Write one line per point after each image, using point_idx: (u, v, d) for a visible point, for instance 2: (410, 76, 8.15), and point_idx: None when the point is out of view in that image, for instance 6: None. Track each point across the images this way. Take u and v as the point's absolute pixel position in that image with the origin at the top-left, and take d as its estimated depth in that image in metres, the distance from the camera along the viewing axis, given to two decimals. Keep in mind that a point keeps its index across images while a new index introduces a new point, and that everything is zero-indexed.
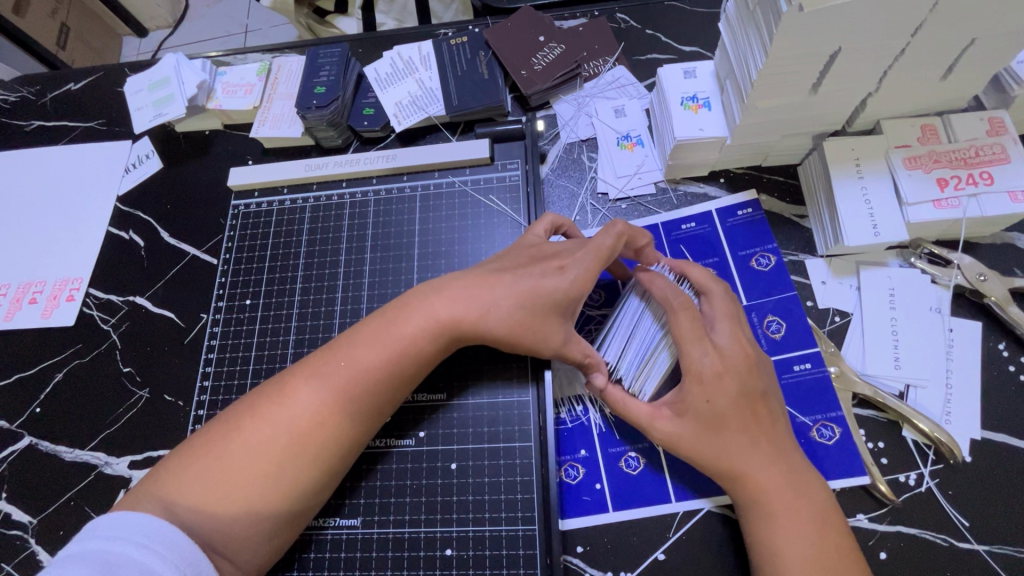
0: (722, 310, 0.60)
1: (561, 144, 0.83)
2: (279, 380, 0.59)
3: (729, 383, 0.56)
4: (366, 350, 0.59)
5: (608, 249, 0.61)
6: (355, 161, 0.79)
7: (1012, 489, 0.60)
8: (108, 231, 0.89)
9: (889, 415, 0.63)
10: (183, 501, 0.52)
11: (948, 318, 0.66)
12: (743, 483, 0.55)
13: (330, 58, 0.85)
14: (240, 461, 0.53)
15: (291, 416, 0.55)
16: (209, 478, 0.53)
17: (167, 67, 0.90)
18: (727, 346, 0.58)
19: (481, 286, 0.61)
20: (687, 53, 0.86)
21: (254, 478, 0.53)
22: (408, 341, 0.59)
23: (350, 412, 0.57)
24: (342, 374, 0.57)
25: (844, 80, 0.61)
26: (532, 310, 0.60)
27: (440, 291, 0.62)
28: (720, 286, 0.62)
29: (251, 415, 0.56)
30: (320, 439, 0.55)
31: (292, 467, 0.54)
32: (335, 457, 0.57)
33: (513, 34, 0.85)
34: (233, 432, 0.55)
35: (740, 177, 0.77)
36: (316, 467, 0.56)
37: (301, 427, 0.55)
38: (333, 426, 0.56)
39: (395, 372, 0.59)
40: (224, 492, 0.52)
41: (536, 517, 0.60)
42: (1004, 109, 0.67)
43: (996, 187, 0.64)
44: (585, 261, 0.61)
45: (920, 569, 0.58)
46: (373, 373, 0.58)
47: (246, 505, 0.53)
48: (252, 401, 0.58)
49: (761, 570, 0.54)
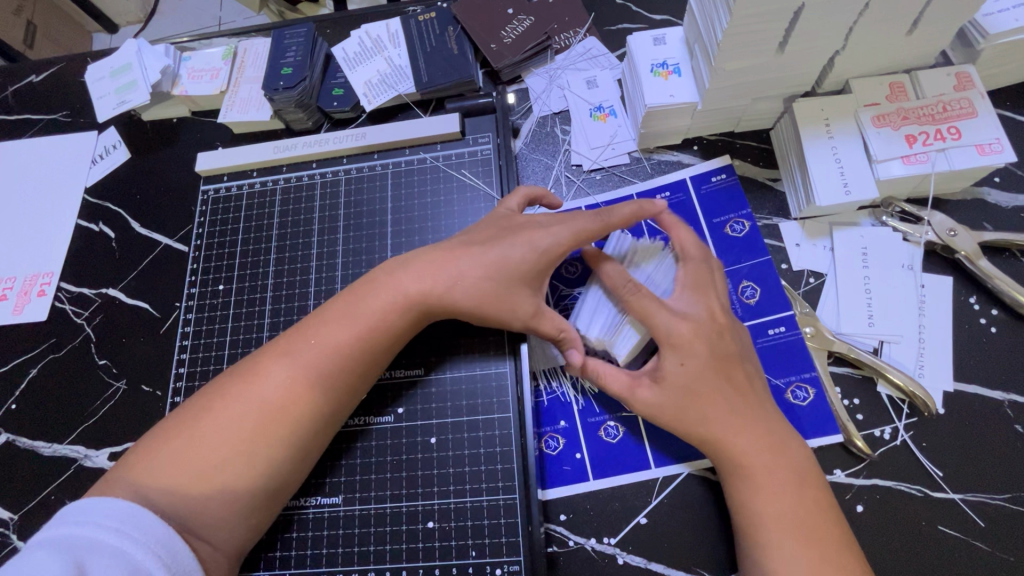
0: (691, 279, 0.60)
1: (534, 118, 0.82)
2: (249, 362, 0.58)
3: (697, 342, 0.57)
4: (338, 328, 0.58)
5: (581, 220, 0.61)
6: (325, 140, 0.77)
7: (984, 438, 0.61)
8: (77, 224, 0.88)
9: (864, 372, 0.64)
10: (152, 483, 0.51)
11: (920, 275, 0.66)
12: (724, 444, 0.55)
13: (296, 38, 0.83)
14: (211, 442, 0.53)
15: (262, 396, 0.55)
16: (180, 459, 0.53)
17: (129, 54, 0.88)
18: (692, 311, 0.58)
19: (453, 261, 0.61)
20: (657, 21, 0.85)
21: (226, 457, 0.53)
22: (377, 316, 0.59)
23: (324, 389, 0.57)
24: (312, 353, 0.57)
25: (810, 38, 0.61)
26: (504, 281, 0.59)
27: (412, 266, 0.62)
28: (699, 253, 0.62)
29: (220, 397, 0.56)
30: (294, 417, 0.55)
31: (266, 444, 0.54)
32: (308, 436, 0.56)
33: (481, 8, 0.84)
34: (203, 414, 0.55)
35: (713, 143, 0.77)
36: (290, 447, 0.55)
37: (273, 405, 0.55)
38: (305, 403, 0.56)
39: (368, 349, 0.59)
40: (195, 473, 0.52)
41: (517, 485, 0.60)
42: (971, 64, 0.67)
43: (964, 141, 0.64)
44: (556, 230, 0.61)
45: (895, 520, 0.59)
46: (345, 350, 0.58)
47: (220, 485, 0.53)
48: (221, 383, 0.57)
49: (741, 527, 0.55)
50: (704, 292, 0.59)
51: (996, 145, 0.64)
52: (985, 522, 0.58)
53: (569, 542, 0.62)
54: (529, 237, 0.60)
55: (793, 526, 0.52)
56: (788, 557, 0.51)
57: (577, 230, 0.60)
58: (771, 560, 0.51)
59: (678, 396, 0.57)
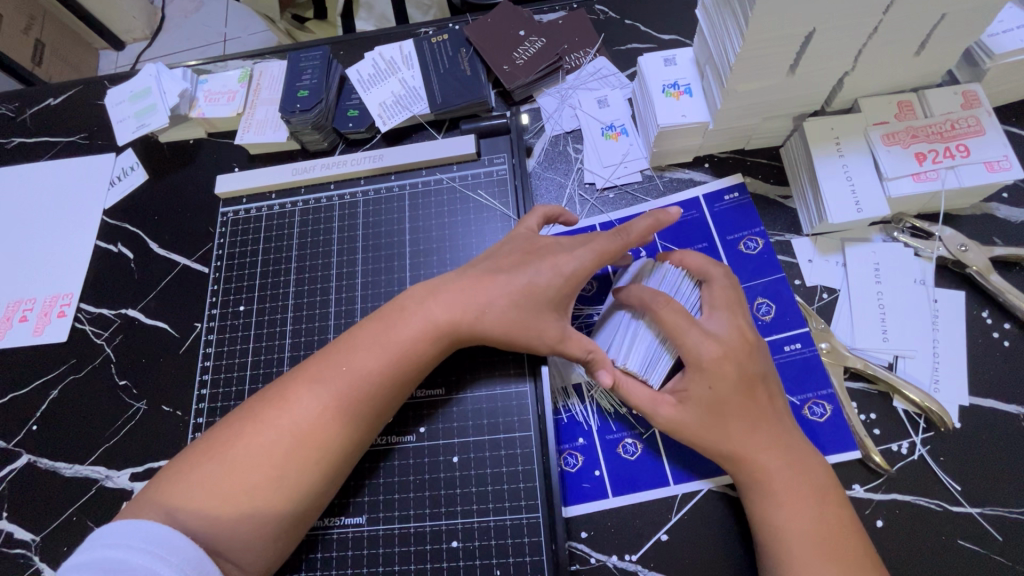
0: (722, 299, 0.61)
1: (547, 137, 0.83)
2: (279, 386, 0.60)
3: (729, 365, 0.57)
4: (366, 355, 0.60)
5: (600, 244, 0.62)
6: (342, 162, 0.79)
7: (1001, 453, 0.61)
8: (96, 245, 0.89)
9: (880, 387, 0.65)
10: (183, 507, 0.53)
11: (933, 289, 0.67)
12: (745, 462, 0.56)
13: (312, 61, 0.85)
14: (243, 467, 0.55)
15: (294, 422, 0.57)
16: (212, 482, 0.54)
17: (147, 78, 0.89)
18: (723, 333, 0.59)
19: (474, 284, 0.62)
20: (666, 41, 0.87)
21: (257, 482, 0.54)
22: (408, 345, 0.60)
23: (352, 415, 0.58)
24: (343, 380, 0.59)
25: (820, 61, 0.62)
26: (528, 304, 0.61)
27: (437, 291, 0.63)
28: (721, 271, 0.63)
29: (253, 422, 0.57)
30: (324, 442, 0.57)
31: (296, 470, 0.56)
32: (338, 460, 0.58)
33: (493, 30, 0.85)
34: (236, 438, 0.56)
35: (725, 161, 0.78)
36: (319, 471, 0.57)
37: (305, 431, 0.56)
38: (335, 429, 0.57)
39: (396, 375, 0.60)
40: (228, 497, 0.54)
41: (540, 504, 0.61)
42: (977, 83, 0.69)
43: (972, 159, 0.65)
44: (578, 253, 0.62)
45: (916, 536, 0.59)
46: (375, 377, 0.59)
47: (249, 509, 0.54)
48: (251, 407, 0.59)
49: (764, 546, 0.55)
50: (733, 312, 0.60)
51: (1004, 162, 0.65)
52: (1004, 537, 0.59)
53: (592, 560, 0.62)
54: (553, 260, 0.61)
55: (816, 543, 0.52)
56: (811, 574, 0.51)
57: (598, 253, 0.61)
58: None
59: (698, 416, 0.57)
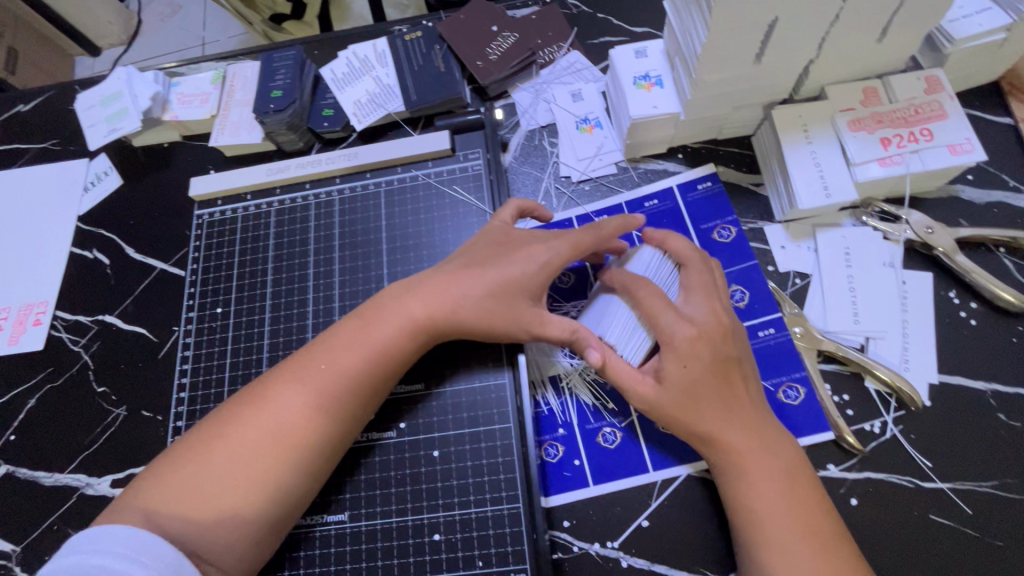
0: (698, 283, 0.62)
1: (522, 132, 0.84)
2: (259, 386, 0.60)
3: (701, 347, 0.58)
4: (346, 352, 0.60)
5: (577, 239, 0.62)
6: (317, 161, 0.79)
7: (969, 428, 0.63)
8: (71, 252, 0.88)
9: (852, 368, 0.66)
10: (162, 509, 0.53)
11: (901, 272, 0.69)
12: (718, 445, 0.57)
13: (285, 61, 0.85)
14: (224, 467, 0.55)
15: (275, 421, 0.57)
16: (191, 483, 0.54)
17: (118, 81, 0.88)
18: (698, 316, 0.59)
19: (450, 279, 0.63)
20: (638, 34, 0.88)
21: (237, 481, 0.55)
22: (387, 341, 0.61)
23: (333, 413, 0.58)
24: (323, 377, 0.59)
25: (785, 49, 0.63)
26: (505, 296, 0.61)
27: (414, 289, 0.63)
28: (698, 257, 0.63)
29: (234, 422, 0.57)
30: (307, 440, 0.57)
31: (278, 468, 0.56)
32: (320, 458, 0.58)
33: (466, 26, 0.86)
34: (217, 439, 0.56)
35: (697, 151, 0.79)
36: (303, 469, 0.57)
37: (286, 430, 0.57)
38: (317, 427, 0.58)
39: (375, 371, 0.60)
40: (209, 498, 0.54)
41: (520, 495, 0.61)
42: (939, 67, 0.70)
43: (936, 142, 0.66)
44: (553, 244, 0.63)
45: (889, 512, 0.60)
46: (354, 374, 0.59)
47: (230, 510, 0.54)
48: (230, 407, 0.59)
49: (740, 526, 0.56)
50: (709, 296, 0.61)
51: (967, 145, 0.66)
52: (974, 510, 0.60)
53: (574, 548, 0.63)
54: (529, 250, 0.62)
55: (789, 522, 0.53)
56: (786, 553, 0.52)
57: (573, 244, 0.62)
58: (771, 557, 0.53)
59: (669, 400, 0.58)
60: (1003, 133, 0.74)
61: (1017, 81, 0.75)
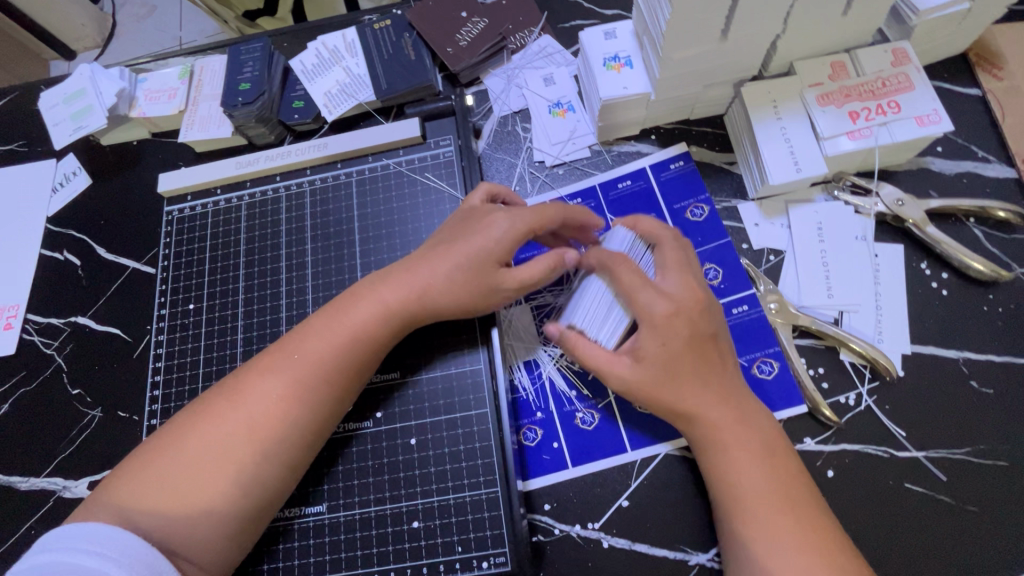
0: (672, 260, 0.61)
1: (494, 118, 0.83)
2: (232, 379, 0.59)
3: (678, 323, 0.57)
4: (317, 342, 0.59)
5: (546, 211, 0.61)
6: (287, 153, 0.78)
7: (941, 397, 0.63)
8: (42, 254, 0.87)
9: (827, 342, 0.66)
10: (133, 505, 0.52)
11: (873, 244, 0.69)
12: (693, 420, 0.57)
13: (252, 53, 0.83)
14: (195, 461, 0.54)
15: (247, 414, 0.56)
16: (161, 478, 0.53)
17: (82, 79, 0.87)
18: (676, 293, 0.58)
19: (421, 262, 0.62)
20: (609, 17, 0.87)
21: (210, 476, 0.54)
22: (359, 328, 0.60)
23: (306, 403, 0.58)
24: (295, 367, 0.58)
25: (751, 25, 0.63)
26: (475, 271, 0.60)
27: (385, 277, 0.63)
28: (669, 235, 0.63)
29: (205, 416, 0.56)
30: (280, 432, 0.56)
31: (251, 462, 0.55)
32: (295, 450, 0.57)
33: (435, 12, 0.84)
34: (188, 433, 0.56)
35: (670, 132, 0.79)
36: (277, 462, 0.56)
37: (258, 422, 0.56)
38: (290, 418, 0.57)
39: (347, 358, 0.59)
40: (181, 493, 0.53)
41: (498, 479, 0.61)
42: (906, 40, 0.70)
43: (903, 114, 0.67)
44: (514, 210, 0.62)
45: (865, 483, 0.61)
46: (325, 364, 0.59)
47: (202, 505, 0.53)
48: (201, 402, 0.58)
49: (718, 499, 0.56)
50: (685, 272, 0.60)
51: (934, 116, 0.66)
52: (948, 477, 0.61)
53: (555, 531, 0.63)
54: (497, 224, 0.61)
55: (766, 496, 0.54)
56: (762, 525, 0.52)
57: (538, 210, 0.61)
58: (748, 528, 0.53)
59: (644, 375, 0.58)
60: (971, 104, 0.74)
61: (984, 53, 0.75)
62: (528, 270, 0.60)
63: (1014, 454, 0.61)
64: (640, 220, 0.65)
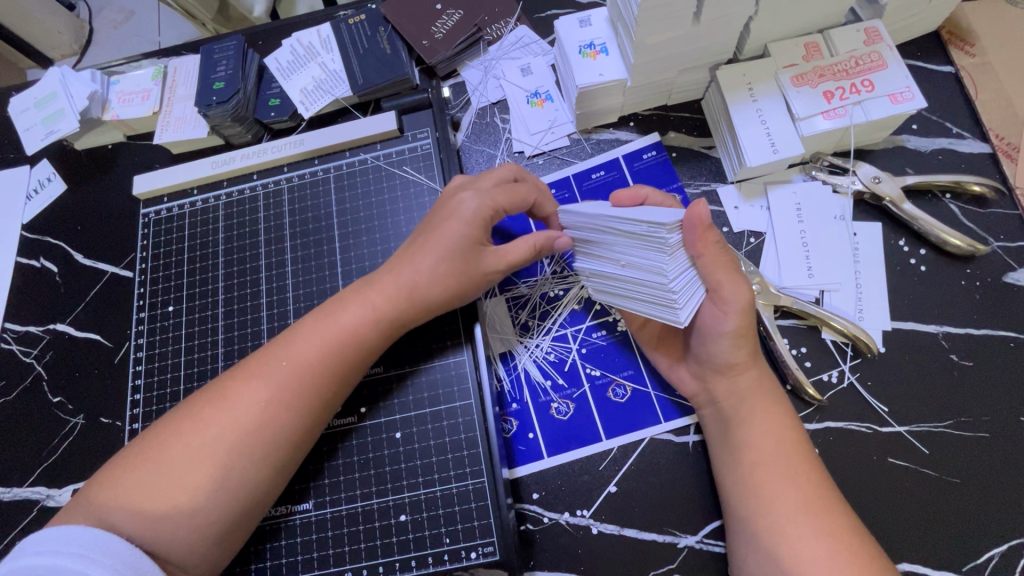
0: None
1: (473, 110, 0.83)
2: (218, 383, 0.59)
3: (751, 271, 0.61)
4: (304, 343, 0.59)
5: (518, 189, 0.64)
6: (263, 151, 0.77)
7: (922, 372, 0.64)
8: (18, 262, 0.85)
9: (809, 322, 0.66)
10: (119, 514, 0.51)
11: (852, 223, 0.69)
12: (730, 380, 0.59)
13: (226, 52, 0.82)
14: (182, 468, 0.53)
15: (235, 420, 0.55)
16: (148, 483, 0.53)
17: (53, 83, 0.85)
18: None
19: (405, 257, 0.62)
20: (585, 5, 0.87)
21: (199, 477, 0.53)
22: (348, 331, 0.60)
23: (296, 409, 0.57)
24: (284, 373, 0.57)
25: (723, 8, 0.62)
26: (459, 257, 0.61)
27: (372, 280, 0.62)
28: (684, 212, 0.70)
29: (193, 422, 0.56)
30: (271, 437, 0.56)
31: (239, 464, 0.54)
32: (285, 453, 0.57)
33: (409, 4, 0.83)
34: (174, 439, 0.55)
35: (648, 118, 0.79)
36: (268, 464, 0.56)
37: (248, 428, 0.55)
38: (282, 424, 0.56)
39: (336, 361, 0.59)
40: (167, 499, 0.52)
41: (484, 469, 0.61)
42: (878, 19, 0.70)
43: (877, 92, 0.67)
44: (481, 190, 0.63)
45: (849, 459, 0.61)
46: (315, 369, 0.58)
47: (191, 510, 0.52)
48: (187, 405, 0.57)
49: (729, 465, 0.57)
50: None
51: (907, 93, 0.67)
52: (930, 450, 0.61)
53: (544, 520, 0.63)
54: (471, 211, 0.61)
55: (771, 460, 0.54)
56: (776, 489, 0.53)
57: (505, 187, 0.63)
58: (756, 492, 0.54)
59: (723, 330, 0.57)
60: (945, 81, 0.75)
61: (956, 30, 0.76)
62: (512, 252, 0.62)
63: (994, 425, 0.61)
64: (651, 191, 0.66)
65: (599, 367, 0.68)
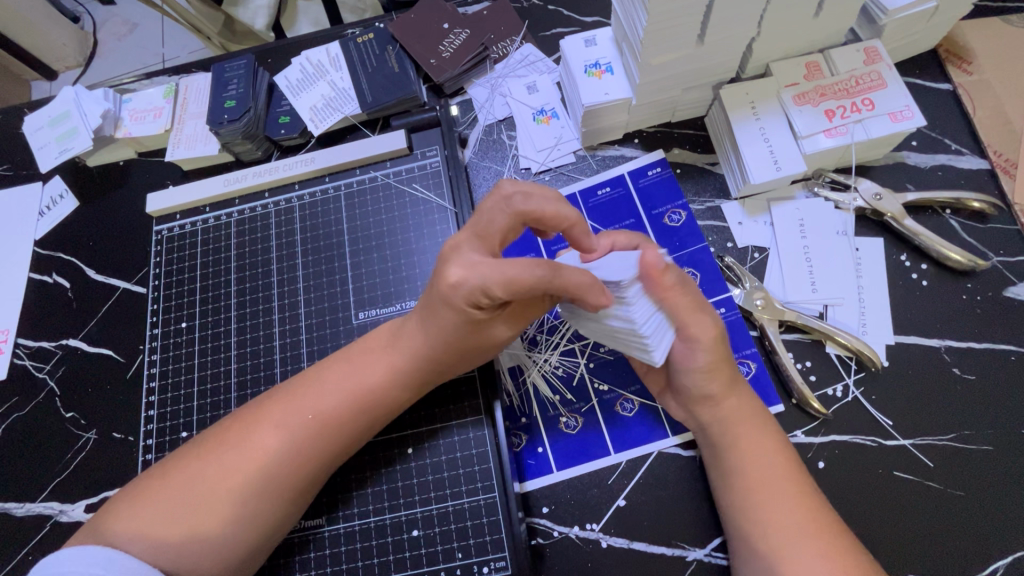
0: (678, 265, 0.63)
1: (480, 127, 0.84)
2: (239, 420, 0.59)
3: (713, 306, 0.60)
4: (327, 392, 0.59)
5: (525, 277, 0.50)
6: (275, 169, 0.78)
7: (925, 385, 0.65)
8: (30, 278, 0.86)
9: (813, 336, 0.67)
10: (140, 550, 0.52)
11: (854, 239, 0.71)
12: (712, 409, 0.59)
13: (237, 71, 0.84)
14: (205, 510, 0.54)
15: (258, 466, 0.56)
16: (169, 520, 0.54)
17: (65, 101, 0.86)
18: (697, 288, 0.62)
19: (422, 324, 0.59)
20: (588, 23, 0.88)
21: (220, 512, 0.54)
22: (372, 383, 0.59)
23: (321, 454, 0.58)
24: (307, 426, 0.57)
25: (726, 30, 0.64)
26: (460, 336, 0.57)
27: (396, 333, 0.61)
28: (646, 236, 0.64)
29: (213, 463, 0.56)
30: (294, 482, 0.57)
31: (261, 506, 0.55)
32: (305, 495, 0.58)
33: (416, 24, 0.85)
34: (195, 478, 0.56)
35: (653, 135, 0.80)
36: (286, 506, 0.57)
37: (270, 472, 0.56)
38: (306, 471, 0.57)
39: (360, 411, 0.59)
40: (189, 537, 0.53)
41: (495, 484, 0.62)
42: (877, 39, 0.72)
43: (877, 111, 0.68)
44: (475, 266, 0.52)
45: (855, 472, 0.62)
46: (337, 418, 0.58)
47: (212, 547, 0.54)
48: (209, 438, 0.59)
49: (724, 487, 0.58)
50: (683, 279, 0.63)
51: (906, 112, 0.68)
52: (935, 463, 0.62)
53: (554, 533, 0.64)
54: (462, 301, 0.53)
55: (772, 479, 0.55)
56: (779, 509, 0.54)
57: (500, 273, 0.51)
58: (761, 509, 0.55)
59: (692, 367, 0.57)
60: (943, 98, 0.76)
61: (953, 48, 0.78)
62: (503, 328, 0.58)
63: (997, 438, 0.62)
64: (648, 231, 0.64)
65: (607, 381, 0.69)
